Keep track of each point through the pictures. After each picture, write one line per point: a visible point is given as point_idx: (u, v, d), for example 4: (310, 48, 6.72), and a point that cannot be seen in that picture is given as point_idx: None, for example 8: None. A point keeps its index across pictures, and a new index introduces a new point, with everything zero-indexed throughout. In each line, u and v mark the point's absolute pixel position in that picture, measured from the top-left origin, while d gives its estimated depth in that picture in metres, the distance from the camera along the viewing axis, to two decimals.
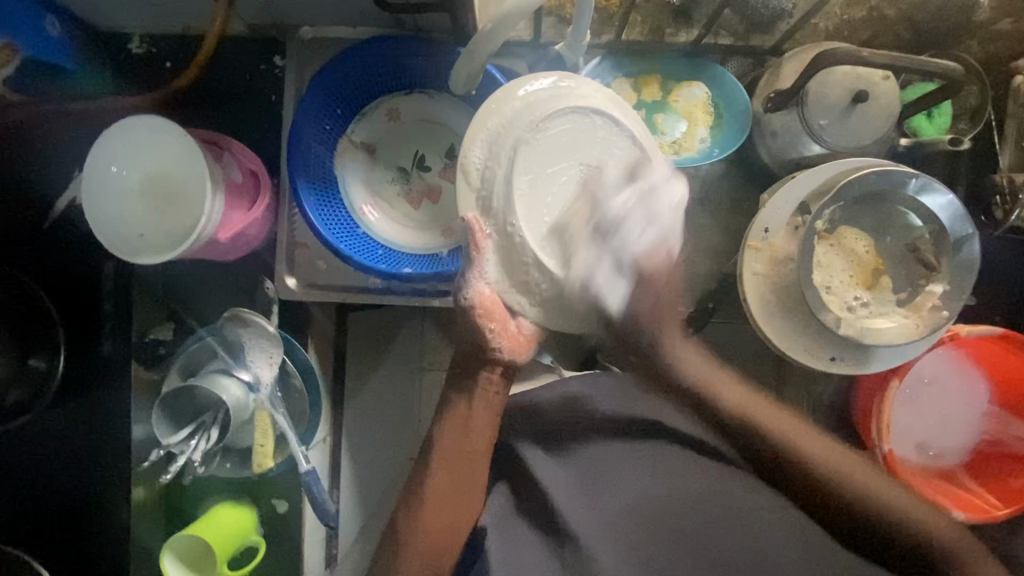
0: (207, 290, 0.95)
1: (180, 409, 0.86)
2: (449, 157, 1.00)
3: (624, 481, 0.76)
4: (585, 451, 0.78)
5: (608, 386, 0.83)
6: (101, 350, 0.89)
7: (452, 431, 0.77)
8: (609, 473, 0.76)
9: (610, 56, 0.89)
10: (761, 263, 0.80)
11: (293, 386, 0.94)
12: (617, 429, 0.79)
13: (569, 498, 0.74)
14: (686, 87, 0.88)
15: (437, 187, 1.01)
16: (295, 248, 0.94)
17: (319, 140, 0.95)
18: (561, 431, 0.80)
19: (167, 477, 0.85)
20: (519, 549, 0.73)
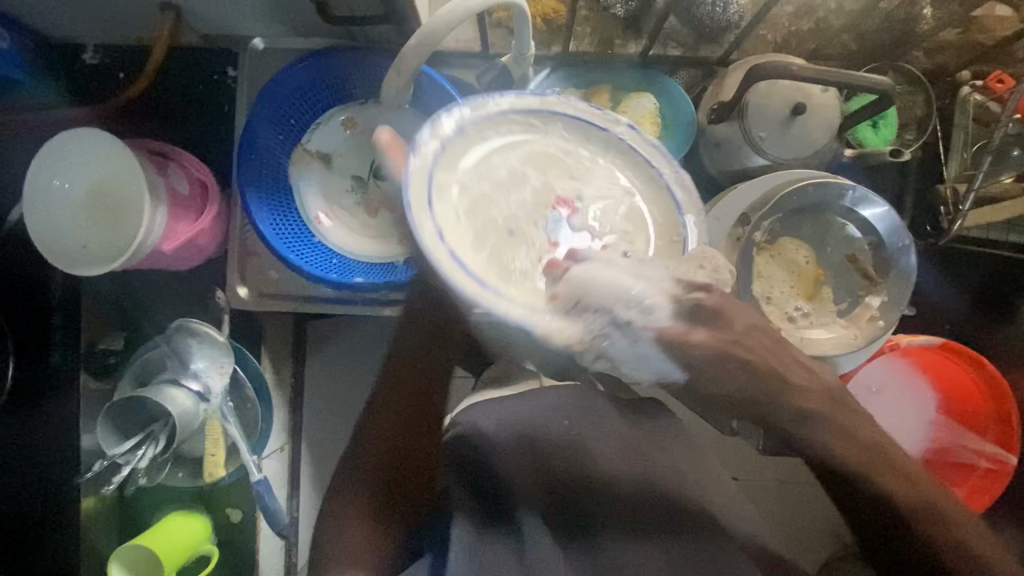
0: (161, 299, 0.97)
1: (126, 418, 0.87)
2: None
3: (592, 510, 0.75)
4: (535, 473, 0.76)
5: (581, 400, 0.81)
6: (49, 359, 0.89)
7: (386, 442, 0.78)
8: (567, 498, 0.76)
9: (560, 67, 0.90)
10: None
11: (244, 396, 0.94)
12: (575, 450, 0.78)
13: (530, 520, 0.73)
14: (636, 98, 0.87)
15: (395, 196, 1.01)
16: (247, 258, 0.94)
17: (273, 150, 0.96)
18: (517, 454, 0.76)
19: (110, 489, 0.84)
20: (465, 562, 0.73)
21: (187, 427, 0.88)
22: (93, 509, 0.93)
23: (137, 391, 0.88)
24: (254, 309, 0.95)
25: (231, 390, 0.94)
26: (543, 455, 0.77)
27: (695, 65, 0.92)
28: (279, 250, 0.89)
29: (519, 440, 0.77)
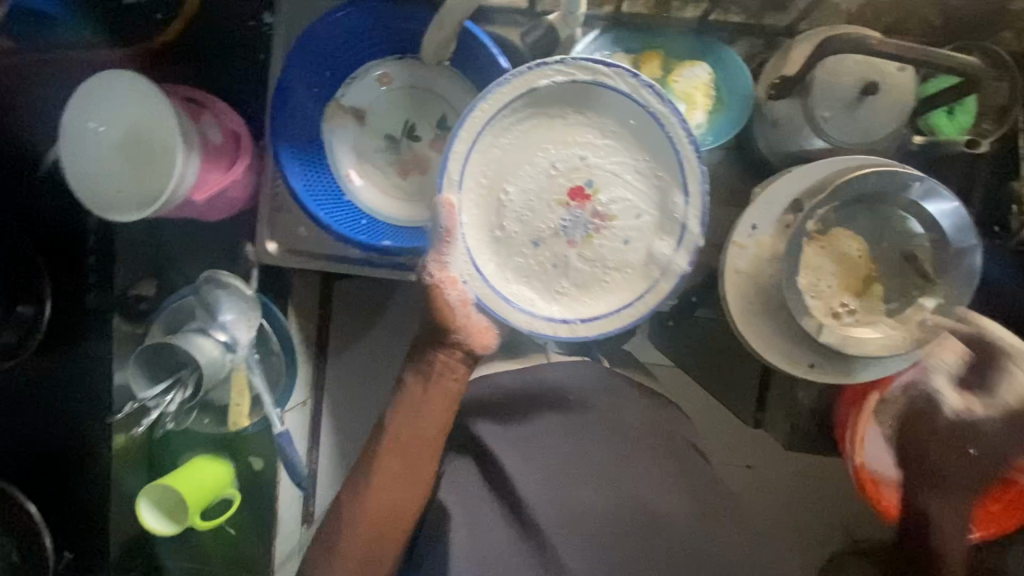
0: (192, 249, 0.98)
1: (160, 360, 0.90)
2: (441, 128, 0.97)
3: (602, 487, 0.75)
4: (556, 445, 0.78)
5: (594, 376, 0.83)
6: (84, 300, 0.91)
7: (404, 418, 0.78)
8: (580, 476, 0.76)
9: (610, 30, 0.86)
10: (745, 261, 0.77)
11: (270, 349, 0.95)
12: (580, 424, 0.79)
13: (537, 488, 0.75)
14: (688, 68, 0.84)
15: (426, 158, 0.98)
16: (278, 214, 0.93)
17: (306, 103, 0.94)
18: (532, 419, 0.80)
19: (140, 429, 0.89)
20: (488, 537, 0.74)
21: (216, 373, 0.90)
22: (123, 447, 0.95)
23: (168, 337, 0.90)
24: (283, 264, 0.96)
25: (258, 343, 0.95)
26: (563, 434, 0.79)
27: (757, 34, 0.86)
28: (308, 208, 0.89)
29: (517, 405, 0.81)
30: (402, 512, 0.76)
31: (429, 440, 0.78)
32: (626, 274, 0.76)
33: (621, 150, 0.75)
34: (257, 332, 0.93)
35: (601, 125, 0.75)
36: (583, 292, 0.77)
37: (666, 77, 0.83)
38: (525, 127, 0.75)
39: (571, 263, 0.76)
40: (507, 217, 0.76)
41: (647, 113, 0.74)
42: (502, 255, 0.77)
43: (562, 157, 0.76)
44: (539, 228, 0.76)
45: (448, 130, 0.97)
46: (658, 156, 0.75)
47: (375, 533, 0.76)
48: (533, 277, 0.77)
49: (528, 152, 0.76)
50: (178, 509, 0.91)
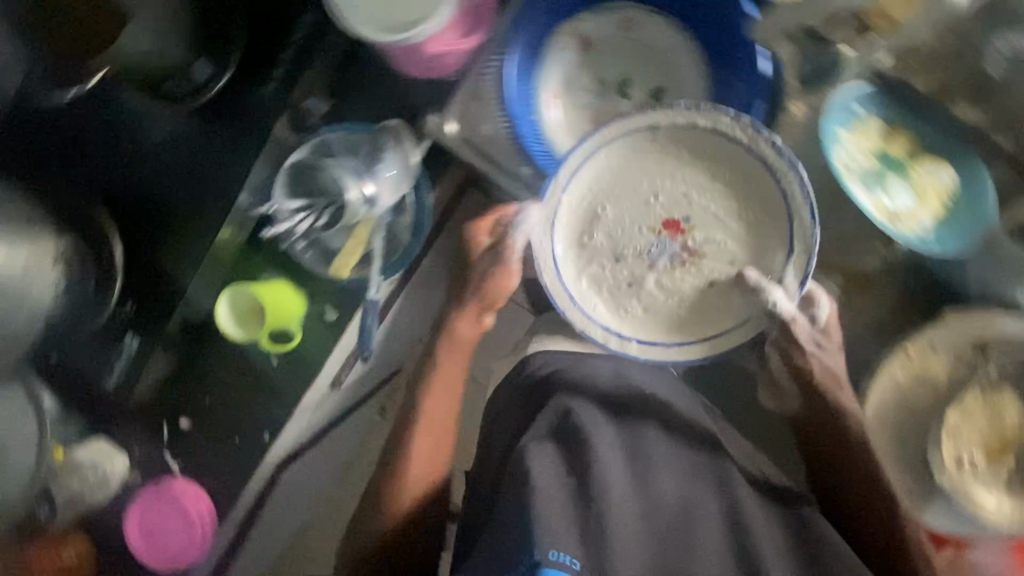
0: (369, 87, 0.93)
1: (301, 180, 0.89)
2: (652, 97, 0.96)
3: (670, 478, 0.74)
4: (629, 429, 0.81)
5: (665, 380, 0.90)
6: (262, 88, 0.89)
7: (448, 355, 0.94)
8: (648, 458, 0.77)
9: (878, 94, 0.85)
10: (903, 371, 0.79)
11: (398, 222, 0.95)
12: (650, 416, 0.83)
13: (608, 449, 0.76)
14: (935, 167, 0.83)
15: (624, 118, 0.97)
16: (473, 99, 0.91)
17: (547, 11, 0.93)
18: (611, 408, 0.83)
19: (269, 233, 0.91)
20: (551, 478, 0.72)
21: (348, 215, 0.92)
22: (224, 241, 0.91)
23: (321, 162, 0.90)
24: (451, 148, 0.92)
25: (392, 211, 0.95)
26: (636, 418, 0.82)
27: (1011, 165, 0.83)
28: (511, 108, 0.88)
29: (594, 391, 0.84)
30: (435, 470, 0.93)
31: (455, 379, 0.95)
32: (694, 307, 0.82)
33: (729, 203, 0.83)
34: (398, 202, 0.94)
35: (709, 174, 0.83)
36: (648, 312, 0.83)
37: (909, 165, 0.83)
38: (640, 154, 0.83)
39: (644, 285, 0.83)
40: (597, 230, 0.84)
41: (755, 179, 0.81)
42: (588, 262, 0.84)
43: (665, 188, 0.83)
44: (624, 243, 0.84)
45: (658, 102, 0.96)
46: (755, 220, 0.81)
47: (426, 441, 0.92)
48: (605, 287, 0.84)
49: (633, 178, 0.84)
50: (254, 314, 0.94)
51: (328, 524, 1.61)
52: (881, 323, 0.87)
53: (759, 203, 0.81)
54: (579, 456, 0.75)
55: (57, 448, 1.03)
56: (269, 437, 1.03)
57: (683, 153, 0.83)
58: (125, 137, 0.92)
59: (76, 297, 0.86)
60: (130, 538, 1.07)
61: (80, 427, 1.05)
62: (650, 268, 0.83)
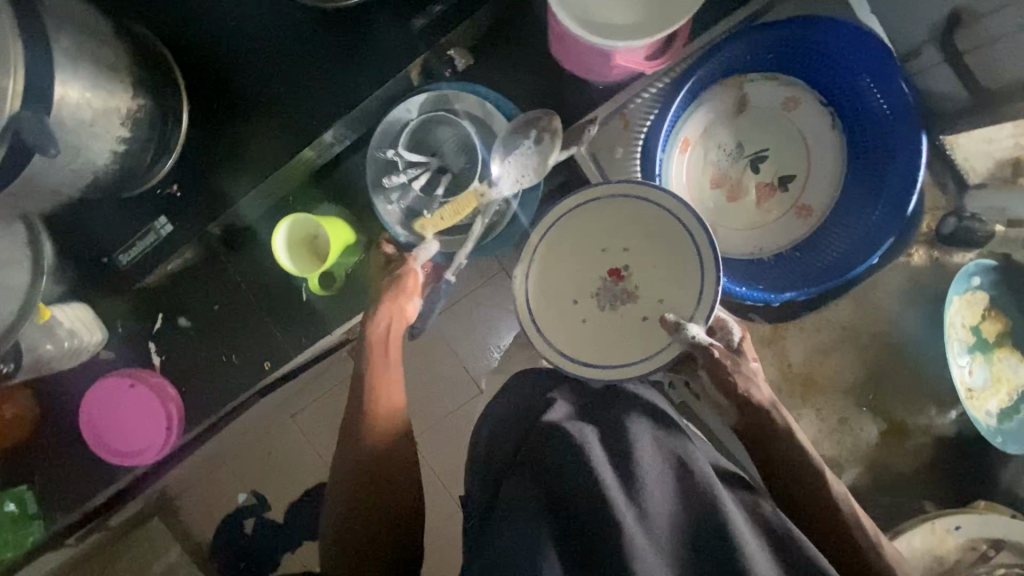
0: (520, 61, 0.84)
1: (418, 132, 0.85)
2: (779, 182, 0.93)
3: (652, 472, 0.60)
4: (616, 426, 0.65)
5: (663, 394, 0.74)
6: (408, 22, 0.77)
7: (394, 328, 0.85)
8: (640, 460, 0.60)
9: (997, 273, 0.86)
10: (924, 539, 0.81)
11: (501, 213, 0.86)
12: (646, 415, 0.67)
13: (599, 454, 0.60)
14: (1013, 359, 0.87)
15: (744, 191, 0.94)
16: (618, 116, 0.85)
17: (730, 58, 0.86)
18: (602, 408, 0.69)
19: (387, 181, 0.83)
20: (534, 485, 0.59)
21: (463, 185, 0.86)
22: (302, 160, 0.83)
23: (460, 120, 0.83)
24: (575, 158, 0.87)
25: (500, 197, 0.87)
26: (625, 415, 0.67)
27: None
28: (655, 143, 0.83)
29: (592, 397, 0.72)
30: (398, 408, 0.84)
31: (393, 342, 0.86)
32: (616, 343, 0.78)
33: (664, 240, 0.79)
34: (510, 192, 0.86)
35: (654, 236, 0.80)
36: (601, 353, 0.78)
37: (995, 348, 0.86)
38: (580, 212, 0.81)
39: (600, 323, 0.80)
40: (547, 289, 0.81)
41: (678, 245, 0.78)
42: (541, 293, 0.81)
43: (614, 236, 0.81)
44: (578, 287, 0.81)
45: (784, 191, 0.93)
46: (676, 254, 0.78)
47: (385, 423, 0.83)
48: (569, 340, 0.79)
49: (579, 232, 0.81)
50: (317, 246, 0.90)
51: (266, 441, 1.52)
52: (907, 478, 0.90)
53: (678, 232, 0.78)
54: (560, 460, 0.60)
55: (42, 307, 0.88)
56: (268, 368, 0.95)
57: (618, 212, 0.80)
58: (240, 8, 0.80)
59: (129, 163, 0.74)
60: (86, 418, 0.97)
61: (64, 287, 0.91)
62: (603, 311, 0.80)
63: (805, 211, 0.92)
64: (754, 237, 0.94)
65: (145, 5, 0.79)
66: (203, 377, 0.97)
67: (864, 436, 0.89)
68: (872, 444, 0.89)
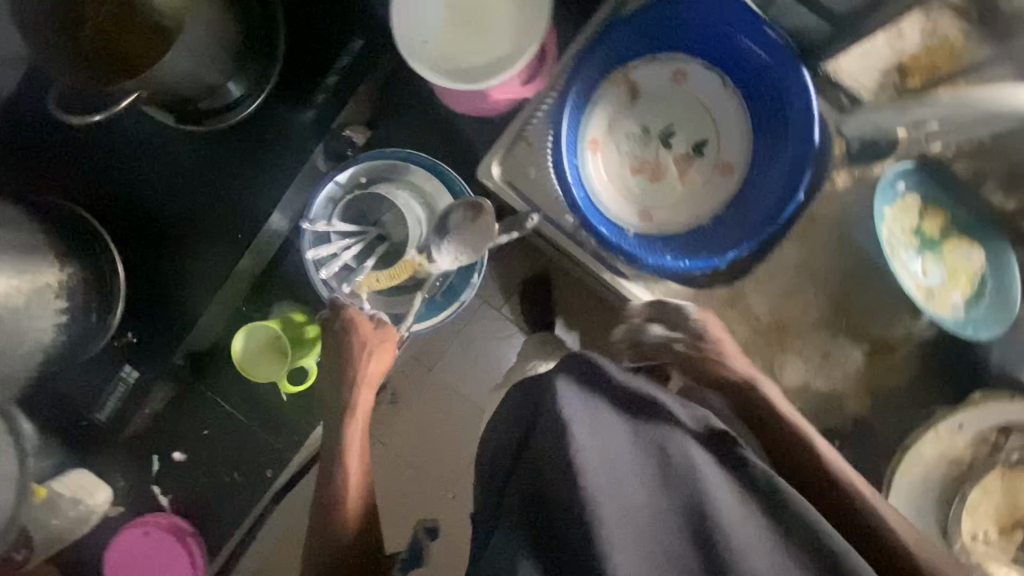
0: (409, 117, 0.90)
1: (355, 203, 0.87)
2: (695, 150, 0.96)
3: (643, 501, 0.49)
4: (602, 437, 0.51)
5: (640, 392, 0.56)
6: (302, 115, 0.81)
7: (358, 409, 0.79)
8: (628, 487, 0.49)
9: (923, 170, 0.87)
10: (933, 451, 0.79)
11: (442, 279, 0.88)
12: (632, 420, 0.54)
13: (594, 484, 0.48)
14: (962, 248, 0.86)
15: (665, 169, 0.96)
16: (520, 141, 0.88)
17: (606, 56, 0.90)
18: (597, 408, 0.54)
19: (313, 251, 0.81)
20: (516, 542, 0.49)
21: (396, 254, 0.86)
22: (241, 270, 0.85)
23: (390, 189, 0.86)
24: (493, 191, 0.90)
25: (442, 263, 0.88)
26: (611, 425, 0.53)
27: None
28: (561, 149, 0.84)
29: (592, 401, 0.54)
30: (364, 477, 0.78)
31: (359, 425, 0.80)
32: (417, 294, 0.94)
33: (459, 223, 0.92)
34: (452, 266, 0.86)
35: None
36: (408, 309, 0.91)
37: (944, 244, 0.86)
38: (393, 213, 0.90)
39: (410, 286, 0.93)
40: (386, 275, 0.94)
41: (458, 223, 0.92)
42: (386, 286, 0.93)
43: None
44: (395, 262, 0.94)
45: (701, 156, 0.96)
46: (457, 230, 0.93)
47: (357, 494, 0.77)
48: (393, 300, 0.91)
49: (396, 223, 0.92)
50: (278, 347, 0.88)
51: None
52: (902, 392, 0.90)
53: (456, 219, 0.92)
54: (544, 491, 0.49)
55: (38, 488, 0.90)
56: (272, 475, 0.96)
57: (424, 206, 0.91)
58: (143, 155, 0.83)
59: (78, 331, 0.77)
60: None
61: (56, 461, 0.94)
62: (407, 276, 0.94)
63: (725, 168, 0.95)
64: (687, 206, 0.96)
65: (54, 181, 0.83)
66: (210, 503, 0.98)
67: (851, 363, 0.90)
68: (859, 369, 0.90)
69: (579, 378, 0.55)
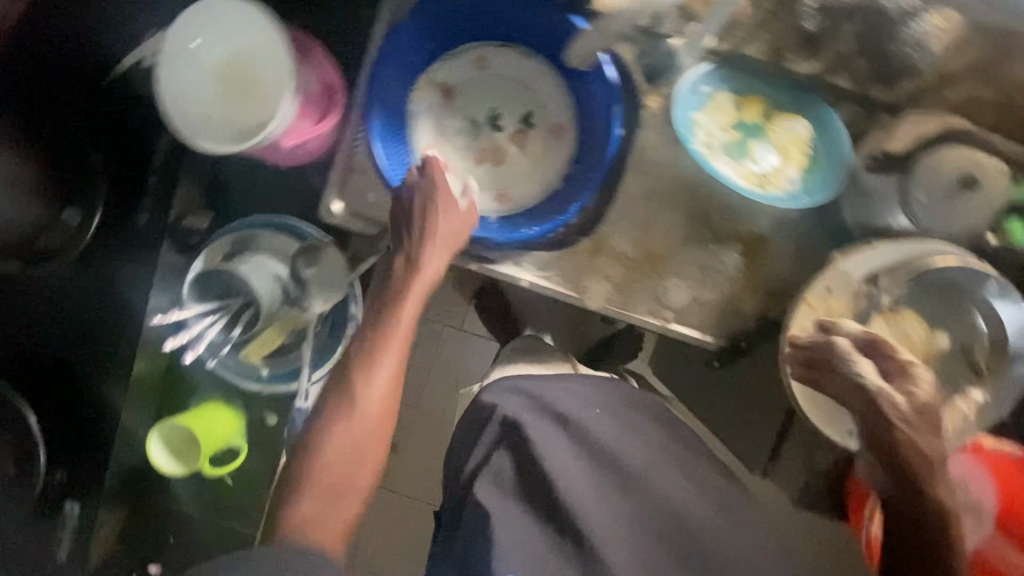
0: (244, 188, 0.96)
1: (209, 288, 0.88)
2: (524, 123, 0.98)
3: (615, 453, 0.78)
4: (571, 409, 0.81)
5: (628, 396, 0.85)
6: (135, 221, 0.89)
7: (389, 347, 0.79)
8: (598, 441, 0.79)
9: (723, 65, 0.88)
10: (814, 323, 0.78)
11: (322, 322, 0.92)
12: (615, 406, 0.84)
13: (563, 448, 0.77)
14: (788, 120, 0.86)
15: (504, 149, 0.98)
16: (348, 173, 0.91)
17: (399, 69, 0.92)
18: (562, 399, 0.82)
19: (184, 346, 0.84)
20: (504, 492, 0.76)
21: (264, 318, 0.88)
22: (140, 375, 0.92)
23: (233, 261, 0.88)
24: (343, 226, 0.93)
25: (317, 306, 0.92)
26: (591, 412, 0.81)
27: (861, 104, 0.88)
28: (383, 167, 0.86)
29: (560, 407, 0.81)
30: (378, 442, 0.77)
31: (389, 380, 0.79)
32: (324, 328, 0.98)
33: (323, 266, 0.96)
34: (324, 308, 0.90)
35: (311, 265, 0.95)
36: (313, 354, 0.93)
37: (767, 124, 0.86)
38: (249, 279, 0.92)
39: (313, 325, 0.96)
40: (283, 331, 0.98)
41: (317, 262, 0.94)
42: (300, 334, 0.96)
43: None
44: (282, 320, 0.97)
45: (531, 126, 0.98)
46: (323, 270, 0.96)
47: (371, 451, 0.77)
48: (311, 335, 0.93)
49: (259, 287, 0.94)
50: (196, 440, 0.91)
51: None
52: (789, 275, 0.91)
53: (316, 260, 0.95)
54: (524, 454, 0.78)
55: None
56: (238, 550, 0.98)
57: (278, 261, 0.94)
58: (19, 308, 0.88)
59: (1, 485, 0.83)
60: None
61: None
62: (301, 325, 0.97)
63: (559, 129, 0.97)
64: (543, 176, 0.97)
65: None
66: None
67: (730, 266, 0.91)
68: (740, 269, 0.91)
69: (546, 399, 0.82)
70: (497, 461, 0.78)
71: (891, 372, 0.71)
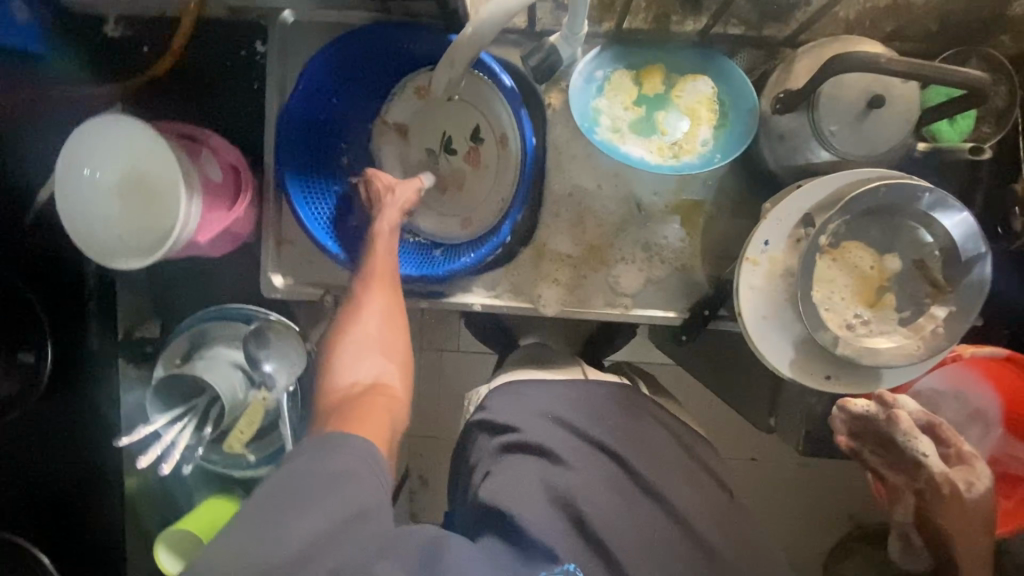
0: (189, 286, 1.00)
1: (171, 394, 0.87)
2: (476, 140, 0.93)
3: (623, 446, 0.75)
4: (574, 407, 0.78)
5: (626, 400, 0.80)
6: (88, 345, 0.90)
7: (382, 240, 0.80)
8: (609, 437, 0.76)
9: (610, 46, 0.85)
10: (760, 278, 0.77)
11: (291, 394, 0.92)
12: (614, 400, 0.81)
13: (570, 448, 0.74)
14: (691, 82, 0.85)
15: (462, 172, 0.95)
16: (278, 246, 0.91)
17: (313, 129, 0.90)
18: (561, 402, 0.78)
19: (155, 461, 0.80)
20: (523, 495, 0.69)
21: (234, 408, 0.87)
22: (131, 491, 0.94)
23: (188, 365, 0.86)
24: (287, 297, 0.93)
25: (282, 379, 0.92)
26: (595, 412, 0.78)
27: (758, 46, 0.86)
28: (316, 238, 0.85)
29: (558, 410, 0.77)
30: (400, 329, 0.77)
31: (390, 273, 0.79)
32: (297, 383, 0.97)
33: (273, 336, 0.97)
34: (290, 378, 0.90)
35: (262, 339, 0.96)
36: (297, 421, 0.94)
37: (670, 92, 0.85)
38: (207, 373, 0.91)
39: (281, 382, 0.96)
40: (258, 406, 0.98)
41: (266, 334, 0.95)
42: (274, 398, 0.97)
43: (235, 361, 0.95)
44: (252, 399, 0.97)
45: (483, 142, 0.93)
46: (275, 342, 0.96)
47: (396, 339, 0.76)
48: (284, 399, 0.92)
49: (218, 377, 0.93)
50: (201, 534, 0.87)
51: None
52: (731, 232, 0.90)
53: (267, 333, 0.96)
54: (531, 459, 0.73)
55: None
56: None
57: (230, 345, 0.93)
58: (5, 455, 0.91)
59: None
60: None
61: None
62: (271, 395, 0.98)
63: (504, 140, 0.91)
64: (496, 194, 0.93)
65: None
66: None
67: (672, 239, 0.90)
68: (682, 240, 0.90)
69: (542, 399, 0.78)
70: (501, 467, 0.73)
71: (947, 458, 0.74)
